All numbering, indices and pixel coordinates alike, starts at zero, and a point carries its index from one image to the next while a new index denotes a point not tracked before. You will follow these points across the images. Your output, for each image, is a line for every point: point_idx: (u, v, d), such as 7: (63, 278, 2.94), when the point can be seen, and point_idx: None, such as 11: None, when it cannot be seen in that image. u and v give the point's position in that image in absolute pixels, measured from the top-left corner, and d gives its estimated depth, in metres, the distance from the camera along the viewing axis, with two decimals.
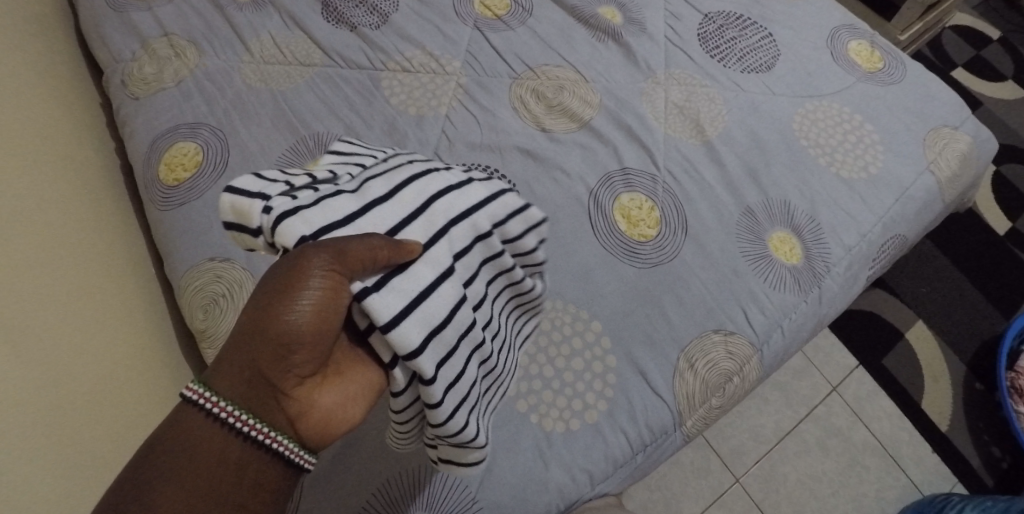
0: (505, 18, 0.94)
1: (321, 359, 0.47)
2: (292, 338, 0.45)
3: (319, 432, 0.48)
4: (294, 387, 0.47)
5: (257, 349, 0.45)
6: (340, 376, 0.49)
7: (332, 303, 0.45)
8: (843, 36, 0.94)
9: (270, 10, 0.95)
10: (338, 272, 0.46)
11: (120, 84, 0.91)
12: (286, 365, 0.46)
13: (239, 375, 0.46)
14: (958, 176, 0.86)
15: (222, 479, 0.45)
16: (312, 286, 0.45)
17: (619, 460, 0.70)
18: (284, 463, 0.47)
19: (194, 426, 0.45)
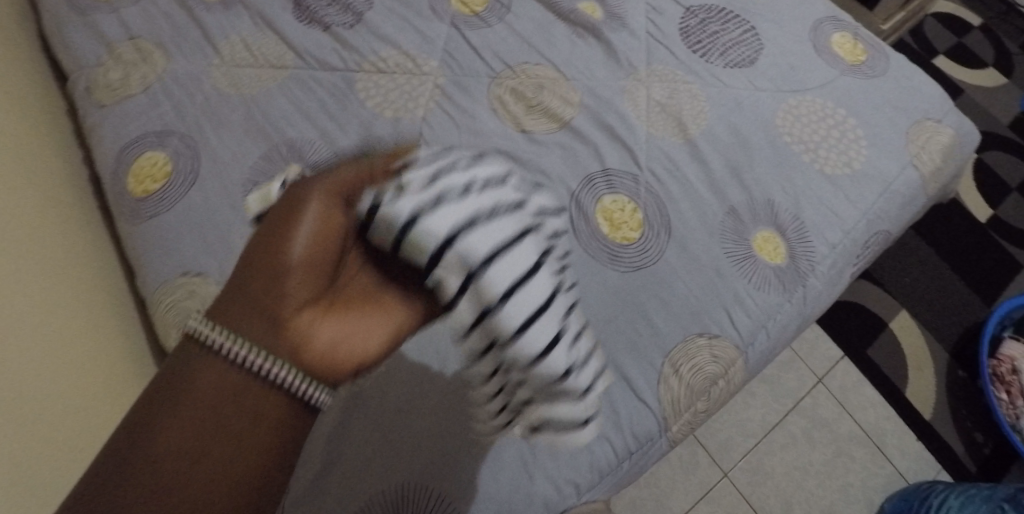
0: (483, 14, 0.91)
1: (319, 286, 0.50)
2: (293, 260, 0.49)
3: (325, 360, 0.49)
4: (296, 313, 0.49)
5: (257, 282, 0.49)
6: (344, 308, 0.50)
7: (330, 224, 0.50)
8: (826, 28, 0.92)
9: (240, 10, 0.92)
10: (332, 196, 0.50)
11: (85, 91, 0.88)
12: (287, 292, 0.49)
13: (243, 312, 0.50)
14: (940, 170, 0.86)
15: (231, 416, 0.49)
16: (308, 208, 0.50)
17: (605, 469, 0.69)
18: (292, 401, 0.50)
19: (204, 367, 0.49)
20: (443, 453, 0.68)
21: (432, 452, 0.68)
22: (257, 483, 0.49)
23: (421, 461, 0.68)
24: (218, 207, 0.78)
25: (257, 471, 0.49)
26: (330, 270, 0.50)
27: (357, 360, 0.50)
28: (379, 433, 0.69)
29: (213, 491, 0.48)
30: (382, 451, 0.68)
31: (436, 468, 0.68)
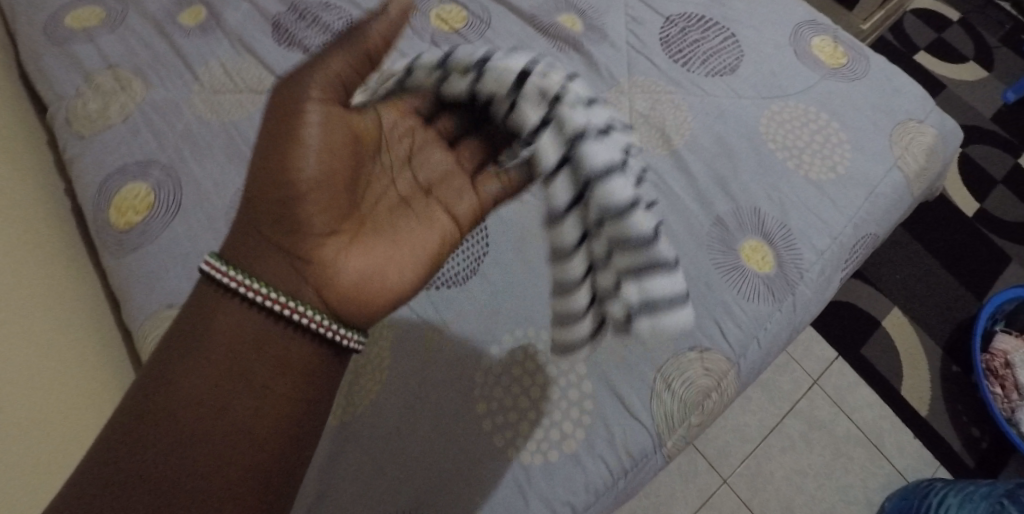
0: (463, 31, 0.92)
1: (335, 208, 0.53)
2: (303, 184, 0.51)
3: (353, 292, 0.55)
4: (319, 240, 0.54)
5: (276, 207, 0.52)
6: (363, 231, 0.56)
7: (331, 143, 0.51)
8: (805, 33, 0.92)
9: (218, 35, 0.91)
10: (330, 105, 0.51)
11: (64, 123, 0.87)
12: (306, 221, 0.53)
13: (266, 245, 0.53)
14: (925, 170, 0.86)
15: (257, 360, 0.53)
16: (308, 117, 0.50)
17: (601, 488, 0.69)
18: (318, 341, 0.54)
19: (225, 313, 0.53)
20: (437, 481, 0.68)
21: (425, 480, 0.68)
22: (290, 424, 0.53)
23: (416, 490, 0.67)
24: (201, 237, 0.77)
25: (288, 413, 0.53)
26: (345, 196, 0.54)
27: (386, 286, 0.56)
28: (372, 461, 0.69)
29: (245, 435, 0.51)
30: (375, 481, 0.68)
31: (432, 496, 0.67)
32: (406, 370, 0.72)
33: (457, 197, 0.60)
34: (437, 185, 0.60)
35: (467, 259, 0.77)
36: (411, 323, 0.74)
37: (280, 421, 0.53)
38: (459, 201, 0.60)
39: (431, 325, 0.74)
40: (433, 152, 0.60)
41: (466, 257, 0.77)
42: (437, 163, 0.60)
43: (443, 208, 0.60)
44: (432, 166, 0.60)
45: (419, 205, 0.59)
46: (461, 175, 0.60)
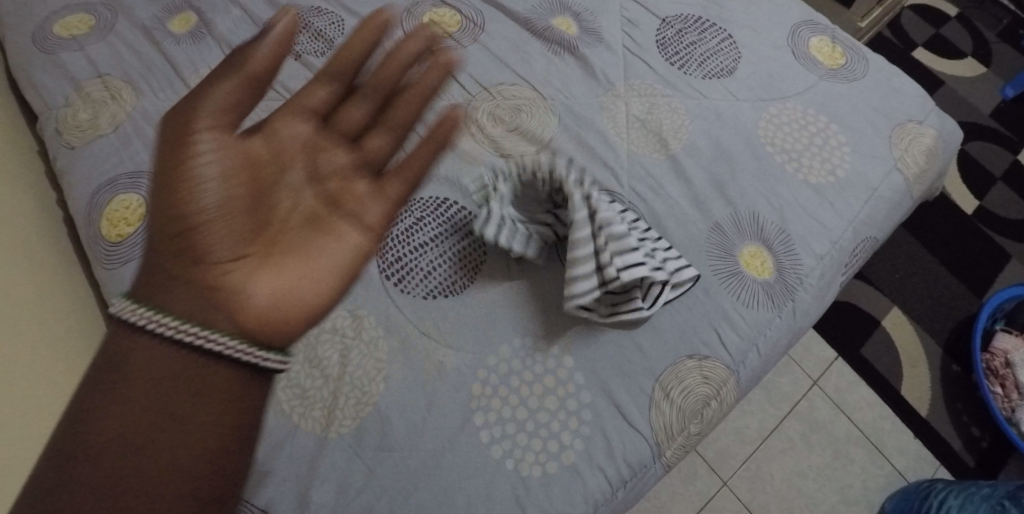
0: (456, 35, 0.90)
1: (239, 231, 0.54)
2: (202, 212, 0.53)
3: (268, 318, 0.53)
4: (227, 266, 0.53)
5: (179, 239, 0.52)
6: (274, 255, 0.55)
7: (227, 169, 0.54)
8: (803, 33, 0.91)
9: (209, 42, 0.91)
10: (220, 132, 0.53)
11: (54, 133, 0.86)
12: (210, 247, 0.53)
13: (169, 282, 0.52)
14: (925, 172, 0.85)
15: (173, 393, 0.49)
16: (200, 145, 0.52)
17: (599, 499, 0.68)
18: (238, 366, 0.51)
19: (134, 348, 0.50)
20: (436, 493, 0.67)
21: (420, 494, 0.67)
22: (216, 458, 0.50)
23: (412, 504, 0.67)
24: None
25: (212, 446, 0.50)
26: (247, 214, 0.55)
27: (304, 300, 0.56)
28: (366, 477, 0.68)
29: (178, 474, 0.48)
30: (373, 495, 0.67)
31: (430, 508, 0.66)
32: (403, 381, 0.71)
33: (362, 203, 0.60)
34: (343, 195, 0.60)
35: (463, 268, 0.76)
36: (408, 334, 0.73)
37: (205, 456, 0.49)
38: (367, 209, 0.60)
39: (428, 336, 0.73)
40: (332, 158, 0.61)
41: (463, 266, 0.76)
42: (337, 169, 0.61)
43: (352, 218, 0.60)
44: (333, 176, 0.61)
45: (329, 217, 0.59)
46: (361, 182, 0.61)
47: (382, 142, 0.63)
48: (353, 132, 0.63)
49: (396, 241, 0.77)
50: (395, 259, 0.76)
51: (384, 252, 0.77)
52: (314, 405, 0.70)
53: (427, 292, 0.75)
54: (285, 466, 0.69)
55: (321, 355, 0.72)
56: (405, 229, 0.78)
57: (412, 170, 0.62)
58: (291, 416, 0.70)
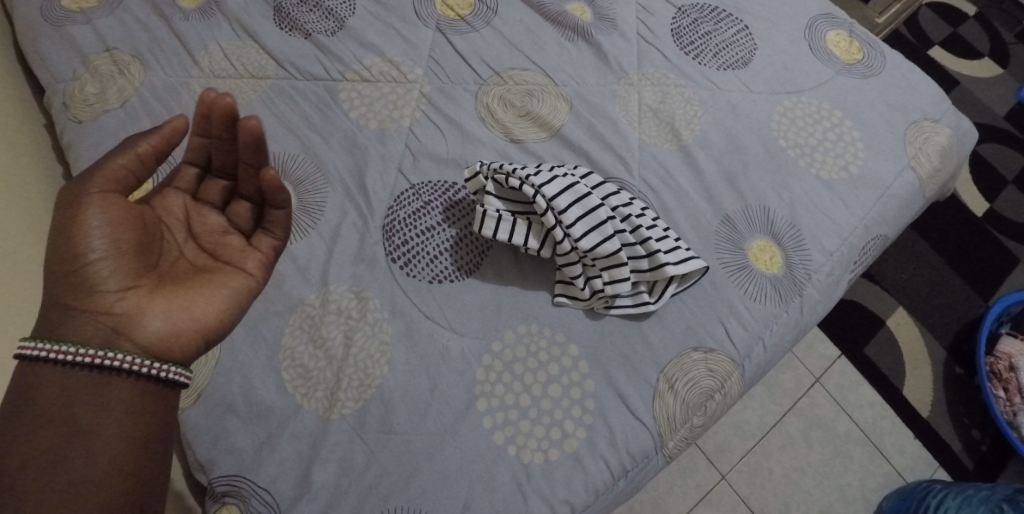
0: (469, 18, 0.89)
1: (132, 268, 0.53)
2: (89, 261, 0.52)
3: (166, 341, 0.53)
4: (120, 301, 0.52)
5: (69, 285, 0.52)
6: (169, 287, 0.55)
7: (115, 218, 0.53)
8: (820, 26, 0.90)
9: (218, 19, 0.90)
10: (111, 191, 0.54)
11: (60, 106, 0.86)
12: (99, 283, 0.52)
13: (61, 325, 0.51)
14: (939, 171, 0.84)
15: (76, 412, 0.49)
16: (89, 201, 0.53)
17: (600, 487, 0.68)
18: (141, 381, 0.51)
19: (36, 380, 0.49)
20: (438, 477, 0.67)
21: (420, 478, 0.67)
22: (128, 470, 0.49)
23: (411, 488, 0.66)
24: None
25: (122, 459, 0.49)
26: (139, 255, 0.54)
27: (197, 326, 0.54)
28: (367, 458, 0.68)
29: (95, 481, 0.48)
30: (375, 476, 0.67)
31: (432, 492, 0.66)
32: (407, 363, 0.71)
33: (242, 252, 0.60)
34: (221, 248, 0.60)
35: (467, 258, 0.75)
36: (413, 317, 0.73)
37: (116, 470, 0.49)
38: (247, 256, 0.60)
39: (432, 319, 0.73)
40: (209, 218, 0.60)
41: (469, 251, 0.76)
42: (214, 226, 0.60)
43: (233, 263, 0.59)
44: (211, 232, 0.60)
45: (213, 261, 0.59)
46: (237, 236, 0.61)
47: (247, 205, 0.61)
48: (222, 200, 0.62)
49: (404, 224, 0.76)
50: (402, 243, 0.76)
51: (391, 234, 0.76)
52: (318, 386, 0.70)
53: (433, 276, 0.74)
54: (286, 446, 0.68)
55: (325, 335, 0.72)
56: (412, 212, 0.77)
57: (278, 226, 0.61)
58: (295, 395, 0.70)
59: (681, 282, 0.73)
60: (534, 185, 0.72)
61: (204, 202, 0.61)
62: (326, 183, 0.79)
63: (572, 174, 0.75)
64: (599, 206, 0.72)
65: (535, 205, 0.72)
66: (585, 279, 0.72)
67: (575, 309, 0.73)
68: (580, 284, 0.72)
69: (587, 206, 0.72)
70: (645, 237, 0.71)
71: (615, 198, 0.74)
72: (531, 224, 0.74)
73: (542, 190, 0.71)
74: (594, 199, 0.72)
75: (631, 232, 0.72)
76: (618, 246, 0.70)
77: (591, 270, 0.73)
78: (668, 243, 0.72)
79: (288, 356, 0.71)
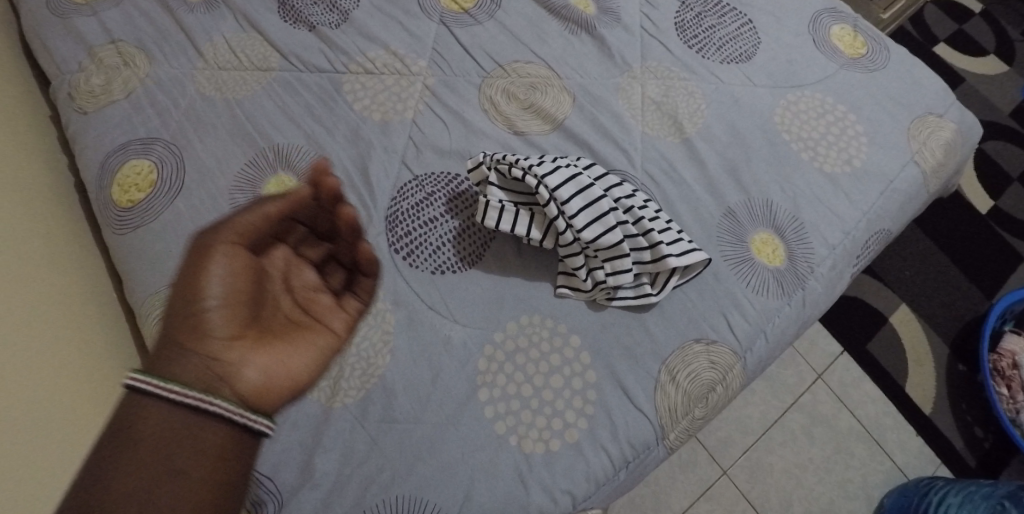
0: (473, 11, 0.89)
1: (238, 320, 0.56)
2: (207, 306, 0.54)
3: (262, 390, 0.55)
4: (225, 349, 0.54)
5: (182, 326, 0.54)
6: (267, 341, 0.57)
7: (234, 270, 0.56)
8: (824, 20, 0.90)
9: (223, 11, 0.90)
10: (236, 243, 0.57)
11: (66, 97, 0.87)
12: (211, 328, 0.54)
13: (172, 363, 0.52)
14: (942, 166, 0.84)
15: (169, 452, 0.49)
16: (218, 254, 0.56)
17: (601, 478, 0.68)
18: (231, 426, 0.51)
19: (138, 411, 0.49)
20: (438, 466, 0.67)
21: (422, 468, 0.67)
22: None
23: (412, 477, 0.67)
24: (205, 216, 0.78)
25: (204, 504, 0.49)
26: (247, 306, 0.57)
27: (289, 381, 0.57)
28: (369, 446, 0.68)
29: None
30: (376, 465, 0.67)
31: (433, 481, 0.66)
32: (410, 352, 0.71)
33: (331, 311, 0.62)
34: (313, 304, 0.62)
35: (469, 249, 0.76)
36: (415, 308, 0.73)
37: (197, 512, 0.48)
38: (334, 315, 0.62)
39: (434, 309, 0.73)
40: (305, 275, 0.63)
41: (472, 243, 0.76)
42: (309, 284, 0.62)
43: (322, 320, 0.61)
44: (306, 288, 0.62)
45: (305, 315, 0.61)
46: (328, 296, 0.63)
47: (340, 269, 0.65)
48: (318, 260, 0.64)
49: (407, 215, 0.77)
50: (405, 233, 0.76)
51: (394, 225, 0.76)
52: None
53: (435, 267, 0.75)
54: (287, 434, 0.69)
55: None
56: (414, 204, 0.77)
57: (365, 293, 0.65)
58: None
59: (683, 273, 0.73)
60: (536, 175, 0.72)
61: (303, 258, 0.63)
62: None
63: (575, 166, 0.75)
64: (601, 197, 0.72)
65: (538, 196, 0.72)
66: (587, 270, 0.73)
67: (577, 301, 0.73)
68: (582, 275, 0.72)
69: (589, 198, 0.72)
70: (647, 229, 0.72)
71: (617, 190, 0.74)
72: (533, 216, 0.74)
73: (545, 181, 0.72)
74: (596, 190, 0.72)
75: (633, 224, 0.72)
76: (620, 237, 0.70)
77: (593, 262, 0.73)
78: (671, 235, 0.72)
79: None
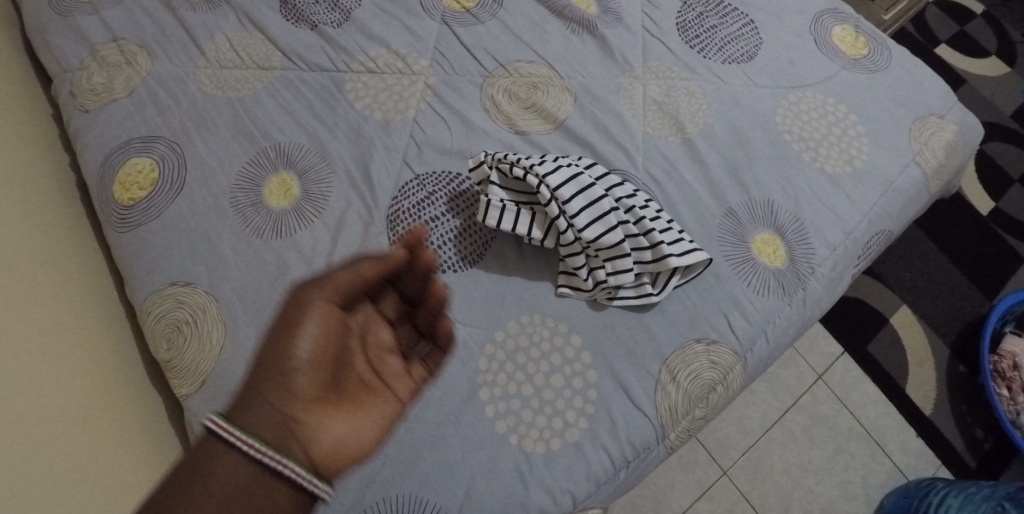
0: (474, 10, 0.89)
1: (319, 387, 0.62)
2: (297, 363, 0.62)
3: (328, 457, 0.61)
4: (304, 412, 0.60)
5: (274, 378, 0.62)
6: (339, 408, 0.63)
7: (326, 330, 0.65)
8: (826, 21, 0.90)
9: (225, 10, 0.90)
10: (333, 304, 0.67)
11: (68, 96, 0.87)
12: (297, 389, 0.61)
13: (262, 408, 0.60)
14: (944, 167, 0.84)
15: (249, 493, 0.56)
16: (316, 312, 0.66)
17: (602, 477, 0.69)
18: (295, 489, 0.58)
19: (219, 456, 0.57)
20: (439, 465, 0.67)
21: (423, 465, 0.67)
22: None
23: (412, 476, 0.67)
24: (206, 214, 0.78)
25: None
26: (327, 373, 0.63)
27: (357, 445, 0.64)
28: None
29: None
30: (377, 464, 0.67)
31: (433, 479, 0.67)
32: None
33: (398, 377, 0.69)
34: (384, 367, 0.69)
35: (469, 249, 0.76)
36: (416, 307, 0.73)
37: None
38: (401, 382, 0.69)
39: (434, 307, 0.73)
40: (382, 335, 0.70)
41: (473, 242, 0.76)
42: (384, 344, 0.70)
43: (390, 387, 0.68)
44: (381, 348, 0.70)
45: (377, 379, 0.67)
46: (398, 359, 0.70)
47: (412, 333, 0.72)
48: (394, 320, 0.72)
49: (408, 214, 0.77)
50: (407, 232, 0.76)
51: (395, 224, 0.76)
52: None
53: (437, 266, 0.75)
54: None
55: None
56: (416, 203, 0.77)
57: (433, 362, 0.71)
58: None
59: (684, 274, 0.73)
60: (537, 175, 0.72)
61: (382, 317, 0.71)
62: (331, 172, 0.80)
63: (576, 165, 0.75)
64: (602, 197, 0.72)
65: (539, 195, 0.72)
66: (588, 269, 0.73)
67: (577, 301, 0.73)
68: (582, 275, 0.72)
69: (589, 198, 0.72)
70: (648, 229, 0.72)
71: (618, 190, 0.74)
72: (534, 215, 0.74)
73: (546, 181, 0.72)
74: (597, 190, 0.72)
75: (634, 224, 0.72)
76: (621, 237, 0.71)
77: (594, 262, 0.73)
78: (672, 235, 0.72)
79: None
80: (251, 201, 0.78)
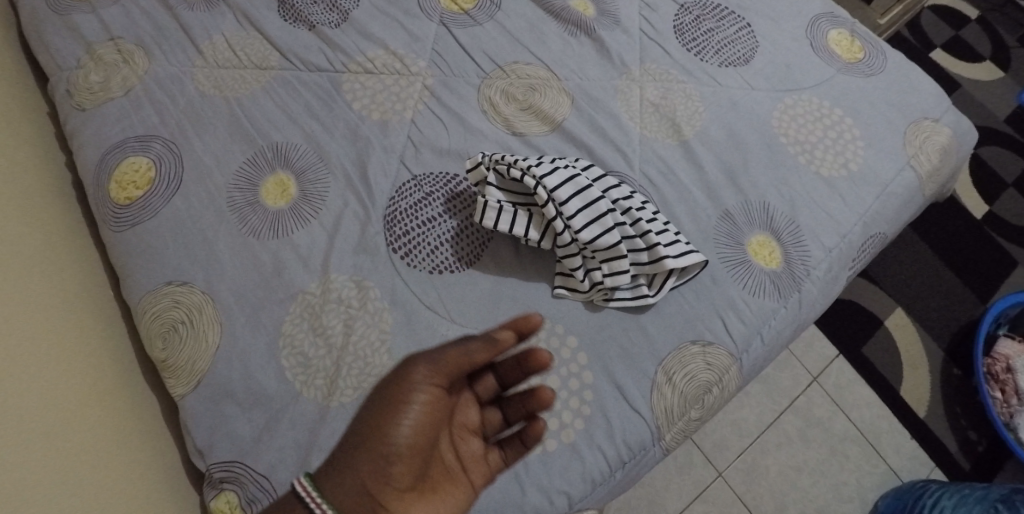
0: (472, 12, 0.89)
1: (410, 474, 0.61)
2: (395, 443, 0.60)
3: None
4: (392, 497, 0.59)
5: (371, 453, 0.60)
6: (421, 493, 0.62)
7: (429, 415, 0.63)
8: (822, 25, 0.90)
9: (223, 9, 0.90)
10: (439, 385, 0.64)
11: (64, 94, 0.87)
12: (390, 472, 0.60)
13: (349, 481, 0.59)
14: (938, 171, 0.84)
15: None
16: (421, 391, 0.63)
17: (597, 478, 0.69)
18: None
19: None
20: None
21: None
22: None
23: None
24: (203, 214, 0.78)
25: None
26: (418, 458, 0.62)
27: None
28: None
29: None
30: None
31: None
32: (406, 351, 0.71)
33: (476, 464, 0.67)
34: (466, 452, 0.67)
35: (466, 249, 0.76)
36: (412, 307, 0.73)
37: None
38: (477, 470, 0.67)
39: (431, 307, 0.73)
40: (470, 415, 0.69)
41: (470, 243, 0.76)
42: (469, 426, 0.68)
43: (467, 473, 0.66)
44: (466, 428, 0.68)
45: (456, 463, 0.66)
46: (480, 444, 0.68)
47: (498, 416, 0.70)
48: (484, 401, 0.70)
49: (405, 215, 0.77)
50: (404, 233, 0.76)
51: (392, 224, 0.76)
52: (317, 374, 0.70)
53: (434, 267, 0.75)
54: (282, 434, 0.68)
55: (325, 324, 0.72)
56: (413, 204, 0.77)
57: (512, 454, 0.68)
58: (294, 382, 0.70)
59: (680, 275, 0.73)
60: (535, 176, 0.72)
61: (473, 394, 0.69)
62: (328, 173, 0.80)
63: (573, 166, 0.75)
64: (600, 199, 0.72)
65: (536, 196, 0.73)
66: (585, 271, 0.73)
67: (574, 302, 0.73)
68: (580, 276, 0.72)
69: (586, 199, 0.72)
70: (645, 231, 0.72)
71: (615, 192, 0.74)
72: (531, 216, 0.74)
73: (543, 181, 0.72)
74: (595, 191, 0.73)
75: (631, 225, 0.72)
76: (618, 238, 0.71)
77: (591, 263, 0.73)
78: (670, 237, 0.72)
79: (288, 344, 0.72)
80: (247, 201, 0.78)
